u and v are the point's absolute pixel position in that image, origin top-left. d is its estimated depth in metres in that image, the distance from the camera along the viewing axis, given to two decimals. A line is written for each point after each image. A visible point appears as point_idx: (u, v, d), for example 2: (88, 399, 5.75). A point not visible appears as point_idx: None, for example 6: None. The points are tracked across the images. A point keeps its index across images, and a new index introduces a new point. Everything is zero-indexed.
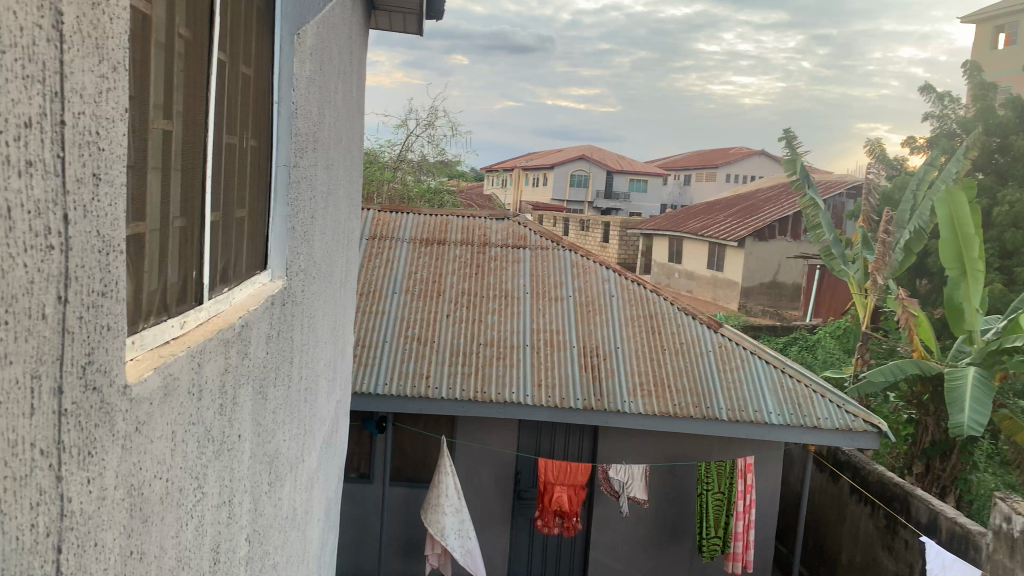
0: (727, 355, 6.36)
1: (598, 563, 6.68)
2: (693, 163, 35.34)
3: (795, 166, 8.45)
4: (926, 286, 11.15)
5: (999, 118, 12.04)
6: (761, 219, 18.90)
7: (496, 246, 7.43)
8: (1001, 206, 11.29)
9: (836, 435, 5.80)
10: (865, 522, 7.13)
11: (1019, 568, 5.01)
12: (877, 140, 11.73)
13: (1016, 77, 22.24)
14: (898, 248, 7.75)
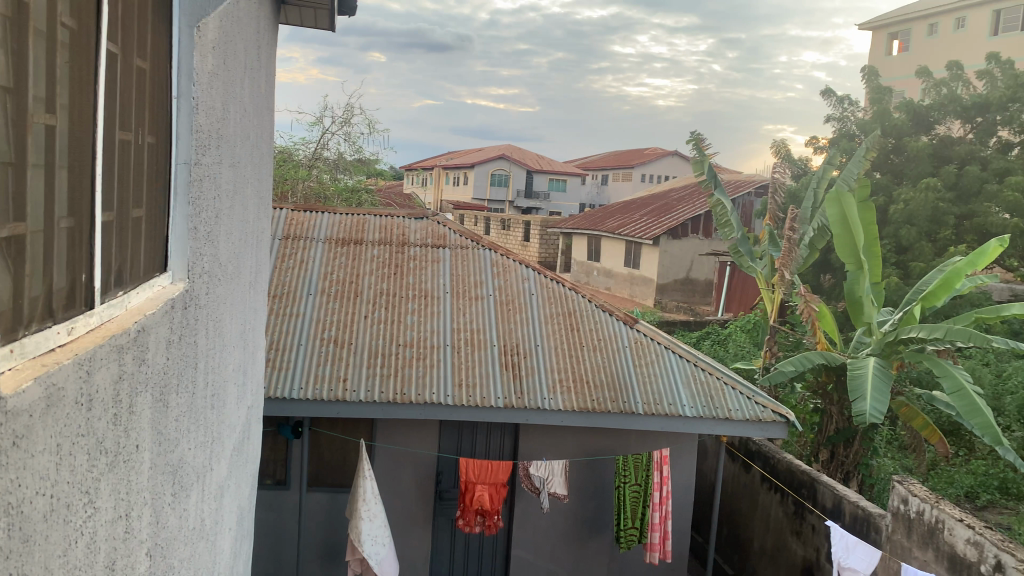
0: (642, 350, 6.48)
1: (519, 560, 6.70)
2: (609, 163, 35.94)
3: (703, 166, 8.71)
4: (829, 281, 11.65)
5: (894, 120, 12.69)
6: (675, 217, 19.37)
7: (415, 245, 7.35)
8: (897, 204, 11.90)
9: (747, 425, 6.00)
10: (775, 509, 7.40)
11: (916, 546, 5.30)
12: (783, 141, 12.20)
13: (910, 81, 23.48)
14: (803, 245, 8.06)
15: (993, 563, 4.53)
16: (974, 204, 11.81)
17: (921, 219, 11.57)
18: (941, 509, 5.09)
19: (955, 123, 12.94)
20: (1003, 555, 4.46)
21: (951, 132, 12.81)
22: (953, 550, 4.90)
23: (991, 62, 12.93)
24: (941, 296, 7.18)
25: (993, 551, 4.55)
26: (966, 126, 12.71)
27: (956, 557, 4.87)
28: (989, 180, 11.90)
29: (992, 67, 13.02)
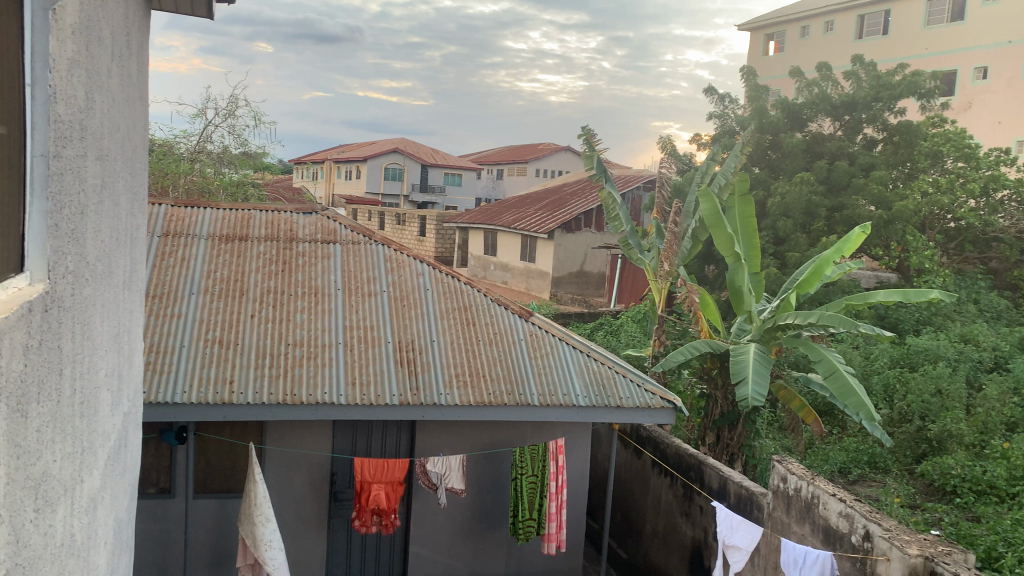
0: (537, 343, 6.55)
1: (418, 556, 6.66)
2: (504, 157, 36.12)
3: (593, 162, 8.90)
4: (713, 272, 12.15)
5: (771, 118, 13.32)
6: (568, 211, 19.69)
7: (304, 241, 7.14)
8: (775, 198, 12.51)
9: (638, 412, 6.17)
10: (665, 492, 7.66)
11: (794, 521, 5.61)
12: (668, 137, 12.61)
13: (785, 81, 24.72)
14: (687, 237, 8.38)
15: (862, 533, 4.84)
16: (843, 197, 12.54)
17: (796, 212, 12.22)
18: (817, 485, 5.39)
19: (825, 120, 13.71)
20: (871, 524, 4.78)
21: (822, 129, 13.58)
22: (827, 523, 5.21)
23: (856, 64, 13.75)
24: (813, 284, 7.61)
25: (862, 522, 4.86)
26: (836, 123, 13.48)
27: (830, 529, 5.18)
28: (857, 174, 12.65)
29: (857, 68, 13.84)
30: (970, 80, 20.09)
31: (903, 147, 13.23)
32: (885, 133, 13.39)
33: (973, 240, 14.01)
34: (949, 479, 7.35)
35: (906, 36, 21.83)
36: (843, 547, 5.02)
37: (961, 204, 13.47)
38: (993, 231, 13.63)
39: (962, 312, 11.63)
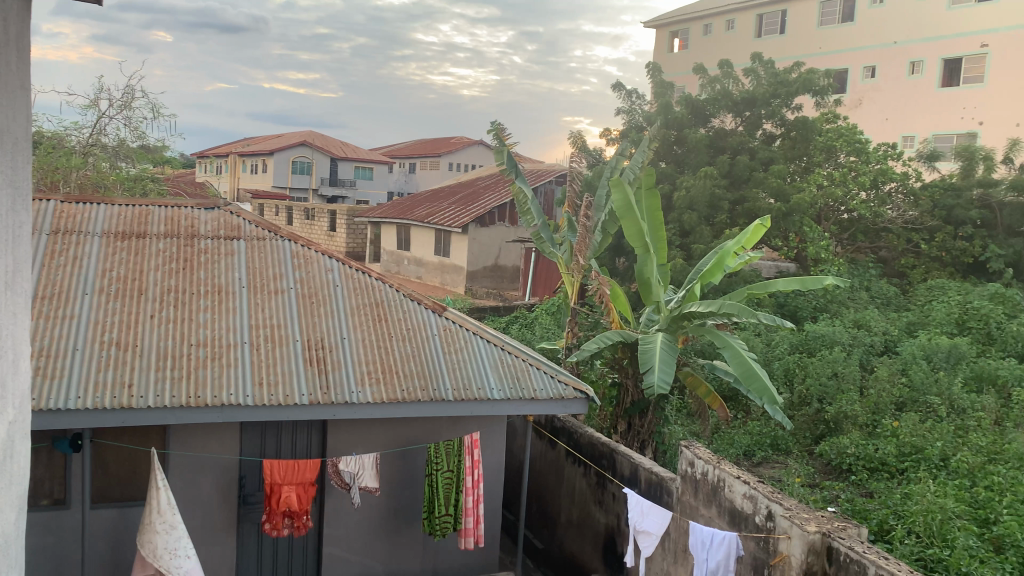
0: (450, 338, 6.53)
1: (332, 557, 6.54)
2: (416, 151, 35.78)
3: (503, 156, 8.94)
4: (623, 264, 12.40)
5: (676, 114, 13.65)
6: (481, 206, 19.68)
7: (206, 238, 6.89)
8: (680, 191, 12.84)
9: (551, 404, 6.24)
10: (579, 481, 7.77)
11: (702, 504, 5.79)
12: (578, 131, 12.77)
13: (690, 78, 25.34)
14: (597, 231, 8.52)
15: (765, 513, 5.04)
16: (744, 190, 13.02)
17: (701, 204, 12.55)
18: (722, 468, 5.58)
19: (727, 116, 14.17)
20: (773, 504, 4.97)
21: (725, 124, 14.03)
22: (733, 504, 5.40)
23: (756, 61, 14.23)
24: (716, 275, 7.86)
25: (765, 502, 5.05)
26: (737, 119, 13.96)
27: (736, 511, 5.37)
28: (757, 168, 13.14)
29: (756, 65, 14.35)
30: (860, 78, 21.20)
31: (799, 143, 13.88)
32: (782, 129, 13.99)
33: (865, 231, 14.75)
34: (844, 457, 7.74)
35: (801, 35, 22.77)
36: (748, 528, 5.21)
37: (853, 196, 14.03)
38: (882, 221, 14.42)
39: (855, 299, 12.26)
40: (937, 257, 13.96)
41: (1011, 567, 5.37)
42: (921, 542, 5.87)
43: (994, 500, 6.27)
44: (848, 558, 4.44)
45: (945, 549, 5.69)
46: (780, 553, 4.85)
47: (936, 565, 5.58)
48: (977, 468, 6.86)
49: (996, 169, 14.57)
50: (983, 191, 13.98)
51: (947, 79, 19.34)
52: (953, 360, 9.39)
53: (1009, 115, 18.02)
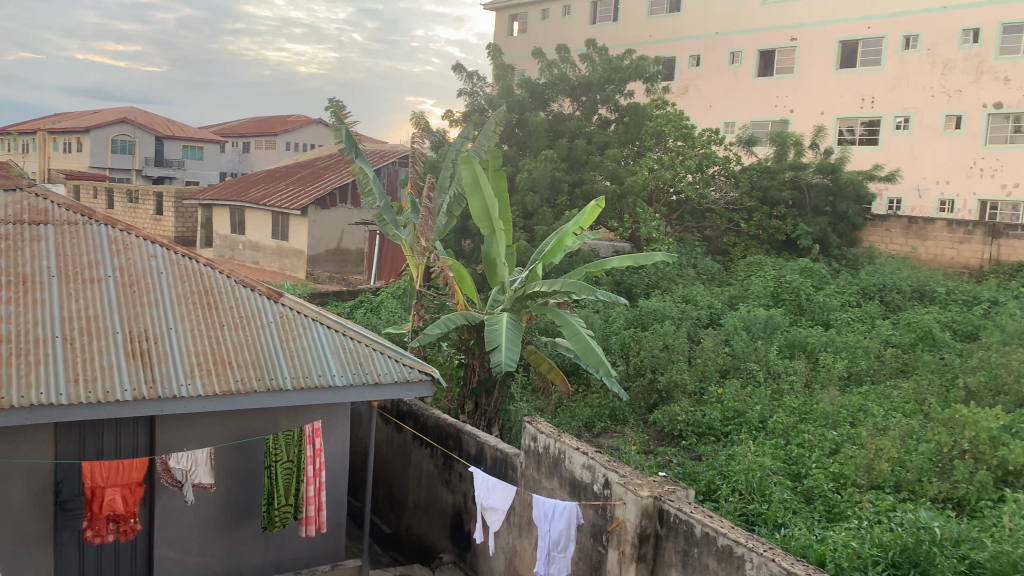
0: (288, 325, 6.30)
1: (164, 560, 6.16)
2: (250, 129, 34.06)
3: (343, 136, 8.69)
4: (469, 246, 12.47)
5: (518, 97, 13.79)
6: (321, 187, 19.11)
7: (6, 223, 6.18)
8: (523, 173, 12.99)
9: (396, 387, 6.20)
10: (426, 464, 7.77)
11: (544, 477, 5.97)
12: (421, 112, 12.66)
13: (529, 61, 25.73)
14: (441, 213, 8.49)
15: (603, 482, 5.27)
16: (582, 173, 13.46)
17: (542, 186, 12.77)
18: (563, 441, 5.77)
19: (565, 101, 14.54)
20: (609, 473, 5.20)
21: (563, 109, 14.38)
22: (573, 475, 5.59)
23: (591, 47, 14.65)
24: (557, 255, 8.07)
25: (602, 471, 5.28)
26: (574, 104, 14.37)
27: (575, 481, 5.57)
28: (593, 152, 13.60)
29: (591, 51, 14.78)
30: (687, 67, 22.36)
31: (632, 128, 14.53)
32: (617, 114, 14.53)
33: (691, 211, 15.68)
34: (675, 424, 8.21)
35: (633, 24, 23.67)
36: (587, 497, 5.43)
37: (680, 178, 14.91)
38: (707, 202, 15.42)
39: (683, 275, 13.01)
40: (754, 235, 15.13)
41: (819, 515, 5.98)
42: (743, 498, 6.34)
43: (804, 455, 6.94)
44: (677, 518, 4.73)
45: (763, 503, 6.20)
46: (616, 519, 5.09)
47: (756, 518, 6.05)
48: (790, 427, 7.55)
49: (804, 154, 15.91)
50: (794, 174, 15.23)
51: (762, 70, 20.85)
52: (769, 329, 10.23)
53: (815, 104, 19.71)
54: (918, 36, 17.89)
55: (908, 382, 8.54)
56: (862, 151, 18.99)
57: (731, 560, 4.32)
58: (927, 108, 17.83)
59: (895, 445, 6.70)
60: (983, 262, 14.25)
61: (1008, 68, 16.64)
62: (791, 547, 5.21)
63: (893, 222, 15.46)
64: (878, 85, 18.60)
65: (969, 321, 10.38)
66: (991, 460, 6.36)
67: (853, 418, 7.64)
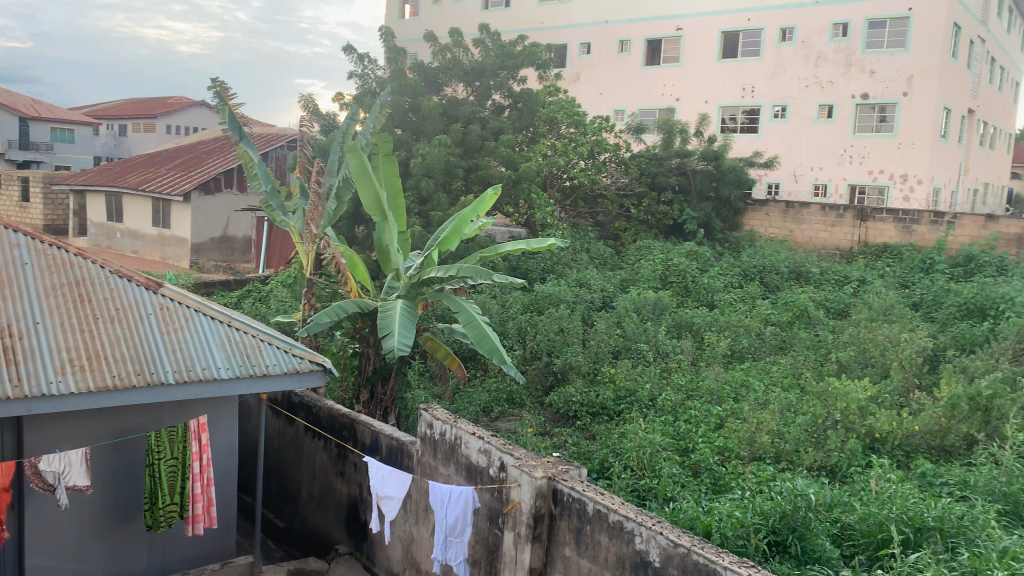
0: (169, 317, 6.01)
1: (38, 568, 5.76)
2: (126, 111, 32.15)
3: (226, 118, 8.32)
4: (362, 232, 12.25)
5: (408, 81, 13.58)
6: (205, 172, 18.31)
7: None
8: (416, 158, 12.78)
9: (285, 378, 6.06)
10: (319, 456, 7.61)
11: (440, 463, 5.96)
12: (310, 96, 12.31)
13: (420, 45, 25.42)
14: (330, 199, 8.29)
15: (498, 465, 5.30)
16: (477, 158, 13.43)
17: (436, 171, 12.62)
18: (459, 427, 5.76)
19: (458, 86, 14.44)
20: (504, 456, 5.25)
21: (456, 94, 14.28)
22: (469, 460, 5.61)
23: (483, 32, 14.59)
24: (452, 241, 8.04)
25: (497, 454, 5.31)
26: (468, 89, 14.29)
27: (471, 466, 5.59)
28: (488, 138, 13.58)
29: (483, 36, 14.72)
30: (578, 54, 22.66)
31: (525, 114, 14.60)
32: (510, 100, 14.56)
33: (584, 197, 15.91)
34: (570, 405, 8.36)
35: (525, 10, 23.72)
36: (483, 481, 5.46)
37: (573, 164, 15.21)
38: (599, 188, 15.71)
39: (577, 260, 13.21)
40: (644, 220, 15.60)
41: (705, 487, 6.24)
42: (634, 475, 6.52)
43: (691, 431, 7.21)
44: (571, 497, 4.82)
45: (653, 478, 6.41)
46: (511, 501, 5.14)
47: (646, 493, 6.24)
48: (678, 404, 7.84)
49: (690, 141, 16.44)
50: (680, 160, 15.74)
51: (650, 58, 21.38)
52: (658, 311, 10.56)
53: (700, 93, 20.39)
54: (793, 29, 18.82)
55: (785, 358, 9.01)
56: (744, 138, 19.79)
57: (621, 534, 4.45)
58: (802, 98, 18.78)
59: (774, 418, 7.07)
60: (852, 243, 15.17)
61: (874, 61, 17.68)
62: (680, 520, 5.39)
63: (771, 207, 16.22)
64: (758, 75, 19.43)
65: (841, 300, 11.04)
66: (860, 429, 6.88)
67: (736, 393, 8.01)
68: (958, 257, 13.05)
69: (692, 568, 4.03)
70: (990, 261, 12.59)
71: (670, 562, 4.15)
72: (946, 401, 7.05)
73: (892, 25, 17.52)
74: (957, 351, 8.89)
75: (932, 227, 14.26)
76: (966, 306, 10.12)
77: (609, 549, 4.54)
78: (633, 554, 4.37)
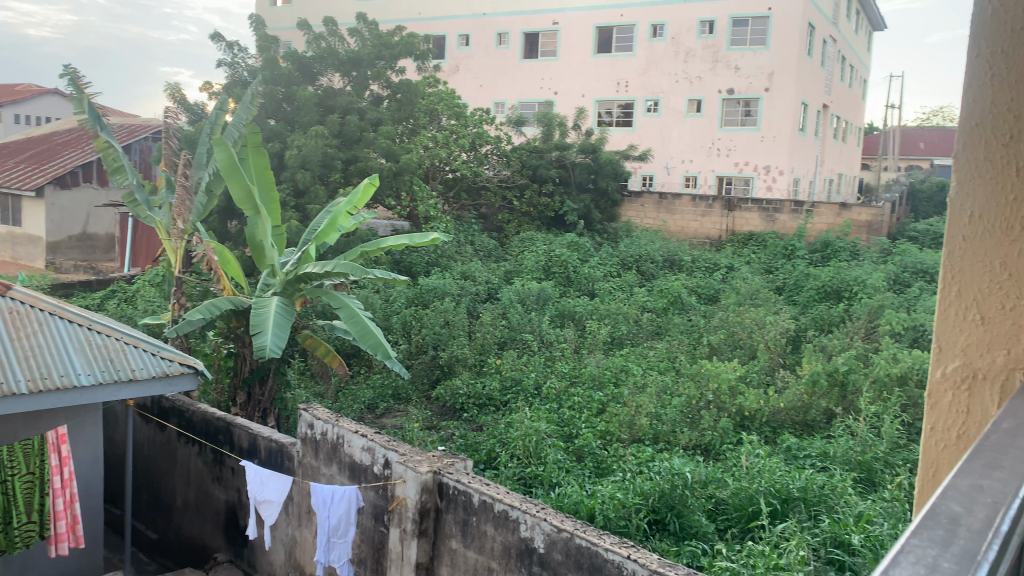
0: (19, 321, 5.53)
1: None
2: None
3: (83, 107, 7.78)
4: (236, 228, 11.77)
5: (281, 70, 13.10)
6: (60, 165, 17.02)
7: None
8: (292, 150, 12.33)
9: (154, 383, 5.78)
10: (194, 461, 7.26)
11: (322, 464, 5.82)
12: (176, 85, 11.70)
13: (294, 34, 24.67)
14: (200, 193, 7.90)
15: (383, 462, 5.23)
16: (356, 150, 13.15)
17: (314, 163, 12.24)
18: (340, 426, 5.63)
19: (334, 76, 14.10)
20: (388, 453, 5.18)
21: (332, 84, 13.94)
22: (352, 459, 5.51)
23: (359, 22, 14.30)
24: (330, 235, 7.84)
25: (381, 452, 5.24)
26: (344, 79, 13.98)
27: (355, 465, 5.50)
28: (366, 129, 13.32)
29: (359, 25, 14.43)
30: (457, 46, 22.60)
31: (405, 105, 14.40)
32: (389, 91, 14.33)
33: (467, 189, 15.86)
34: (457, 398, 8.34)
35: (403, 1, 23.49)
36: (368, 479, 5.37)
37: (455, 157, 15.22)
38: (481, 180, 15.73)
39: (461, 252, 13.19)
40: (526, 212, 15.79)
41: (588, 471, 6.39)
42: (521, 463, 6.59)
43: (575, 417, 7.37)
44: (456, 490, 4.82)
45: (539, 465, 6.49)
46: (396, 498, 5.08)
47: (532, 481, 6.32)
48: (562, 391, 7.99)
49: (568, 134, 16.74)
50: (559, 153, 16.05)
51: (528, 52, 21.58)
52: (541, 301, 10.72)
53: (577, 86, 20.78)
54: (663, 25, 19.48)
55: (662, 343, 9.35)
56: (619, 132, 20.33)
57: (507, 523, 4.49)
58: (673, 92, 19.49)
59: (652, 401, 7.31)
60: (721, 232, 15.89)
61: (738, 58, 18.56)
62: (565, 504, 5.48)
63: (646, 198, 16.76)
64: (631, 70, 20.01)
65: (711, 286, 11.55)
66: (731, 408, 7.23)
67: (616, 377, 8.26)
68: (816, 243, 13.93)
69: (576, 552, 4.11)
70: (844, 246, 13.53)
71: (554, 547, 4.22)
72: (807, 378, 7.53)
73: (754, 23, 18.42)
74: (816, 332, 9.48)
75: (792, 215, 15.12)
76: (824, 288, 10.83)
77: (494, 539, 4.57)
78: (518, 542, 4.42)
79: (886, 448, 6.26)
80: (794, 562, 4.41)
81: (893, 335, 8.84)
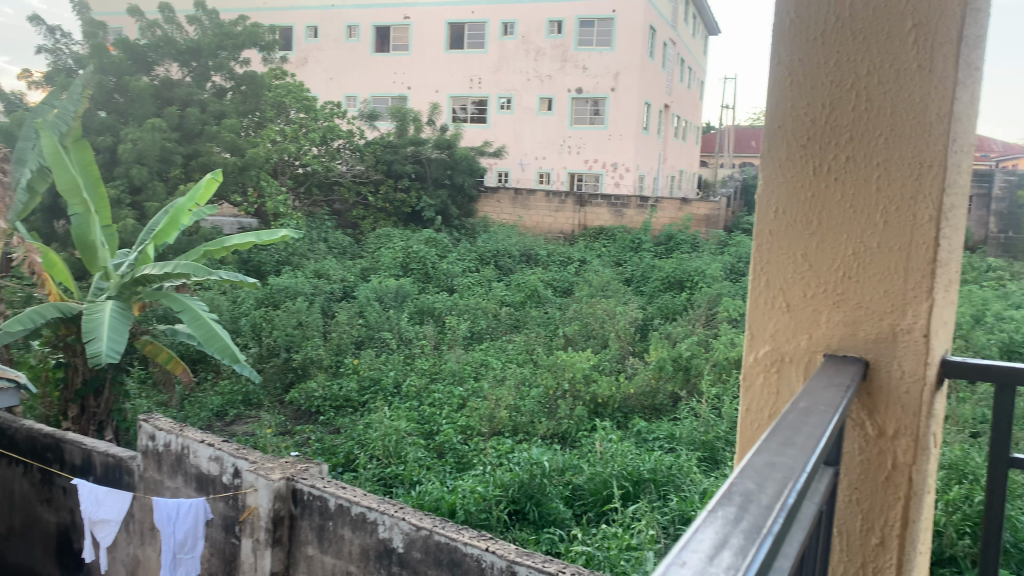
0: None
1: None
2: None
3: None
4: (64, 227, 10.87)
5: (112, 58, 12.18)
6: None
7: None
8: (125, 143, 11.51)
9: None
10: (18, 482, 6.65)
11: (166, 476, 5.49)
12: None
13: (124, 20, 23.04)
14: (21, 190, 7.21)
15: (231, 471, 5.01)
16: (198, 144, 12.47)
17: (151, 158, 11.50)
18: (185, 436, 5.34)
19: (172, 65, 13.28)
20: (238, 462, 4.97)
21: (170, 74, 13.14)
22: (199, 470, 5.24)
23: (198, 10, 13.56)
24: (170, 234, 7.40)
25: (231, 461, 5.01)
26: (183, 70, 13.21)
27: (202, 476, 5.23)
28: (208, 122, 12.66)
29: (198, 13, 13.69)
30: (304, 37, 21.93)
31: (250, 98, 13.78)
32: (233, 82, 13.68)
33: (319, 184, 15.45)
34: (313, 400, 8.12)
35: None
36: (215, 490, 5.13)
37: (306, 151, 14.79)
38: (333, 175, 15.38)
39: (314, 250, 12.82)
40: (382, 208, 15.52)
41: (449, 467, 6.40)
42: (380, 463, 6.50)
43: (435, 413, 7.35)
44: (311, 495, 4.69)
45: (399, 465, 6.43)
46: (247, 508, 4.89)
47: (393, 480, 6.26)
48: (421, 389, 7.95)
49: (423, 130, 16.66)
50: (414, 148, 15.94)
51: (379, 45, 21.24)
52: (399, 298, 10.62)
53: (429, 82, 20.71)
54: (514, 23, 19.76)
55: (520, 335, 9.50)
56: (473, 128, 20.46)
57: (364, 526, 4.41)
58: (525, 90, 19.85)
59: (511, 393, 7.42)
60: (573, 227, 16.35)
61: (585, 58, 19.17)
62: (425, 501, 5.46)
63: (502, 193, 16.98)
64: (483, 66, 20.18)
65: (565, 279, 11.87)
66: (585, 396, 7.47)
67: (476, 372, 8.32)
68: (660, 237, 14.63)
69: (435, 549, 4.11)
70: (686, 239, 14.31)
71: (413, 546, 4.20)
72: (654, 364, 7.91)
73: (600, 25, 19.05)
74: (662, 320, 9.96)
75: (638, 210, 15.80)
76: (669, 279, 11.39)
77: (352, 542, 4.49)
78: (377, 543, 4.36)
79: (726, 427, 6.67)
80: (645, 541, 4.63)
81: (731, 321, 9.45)
